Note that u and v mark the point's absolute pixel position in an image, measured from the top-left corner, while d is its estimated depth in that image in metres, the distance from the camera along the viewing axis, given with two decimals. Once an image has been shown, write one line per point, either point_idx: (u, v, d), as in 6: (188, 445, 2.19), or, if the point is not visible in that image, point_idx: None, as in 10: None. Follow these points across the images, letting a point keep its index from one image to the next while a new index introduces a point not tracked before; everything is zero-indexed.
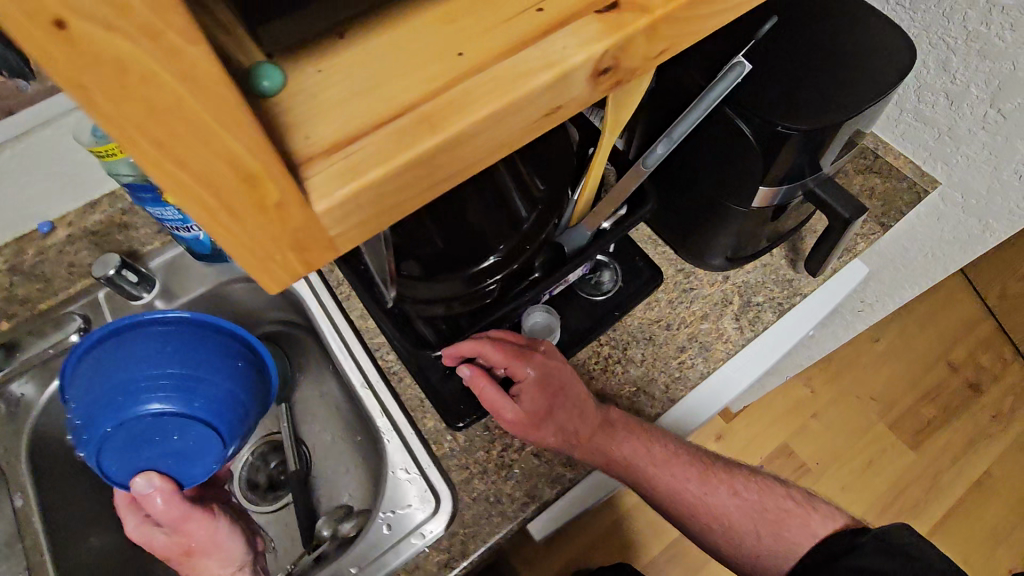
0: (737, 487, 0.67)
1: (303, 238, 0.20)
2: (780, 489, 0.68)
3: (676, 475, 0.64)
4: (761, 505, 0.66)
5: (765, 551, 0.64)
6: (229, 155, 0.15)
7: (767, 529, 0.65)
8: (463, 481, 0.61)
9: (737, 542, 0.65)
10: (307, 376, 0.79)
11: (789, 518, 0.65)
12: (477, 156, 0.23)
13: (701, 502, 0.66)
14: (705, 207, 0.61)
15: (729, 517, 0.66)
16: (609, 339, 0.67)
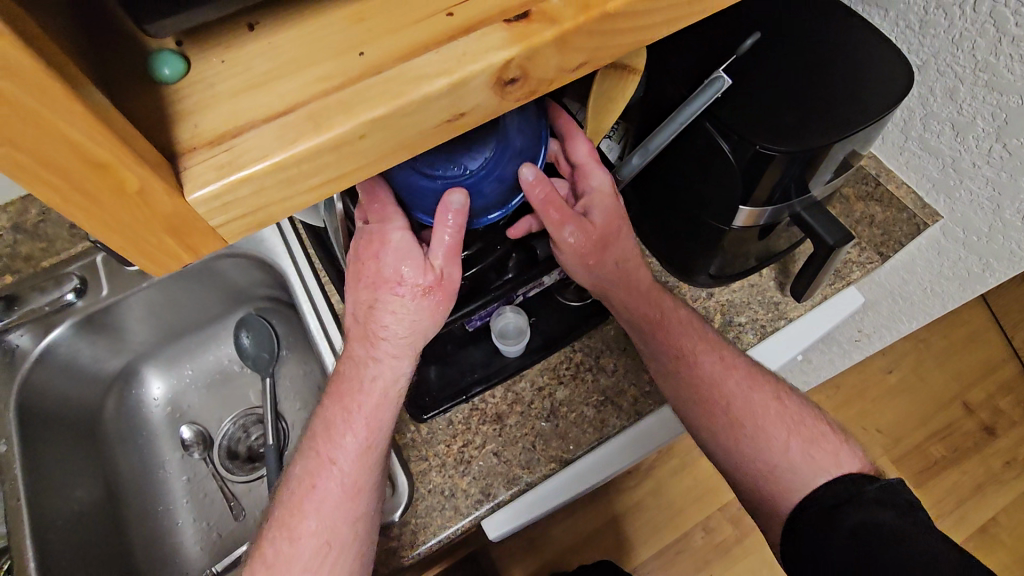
0: (780, 393, 0.56)
1: (178, 225, 0.21)
2: (818, 413, 0.56)
3: (723, 355, 0.56)
4: (799, 418, 0.55)
5: (780, 483, 0.52)
6: (68, 142, 0.17)
7: (799, 444, 0.53)
8: (420, 472, 0.61)
9: (764, 445, 0.53)
10: (293, 353, 0.80)
11: (824, 441, 0.53)
12: (371, 156, 0.23)
13: (738, 400, 0.55)
14: (687, 223, 0.60)
15: (767, 418, 0.54)
16: (583, 346, 0.66)
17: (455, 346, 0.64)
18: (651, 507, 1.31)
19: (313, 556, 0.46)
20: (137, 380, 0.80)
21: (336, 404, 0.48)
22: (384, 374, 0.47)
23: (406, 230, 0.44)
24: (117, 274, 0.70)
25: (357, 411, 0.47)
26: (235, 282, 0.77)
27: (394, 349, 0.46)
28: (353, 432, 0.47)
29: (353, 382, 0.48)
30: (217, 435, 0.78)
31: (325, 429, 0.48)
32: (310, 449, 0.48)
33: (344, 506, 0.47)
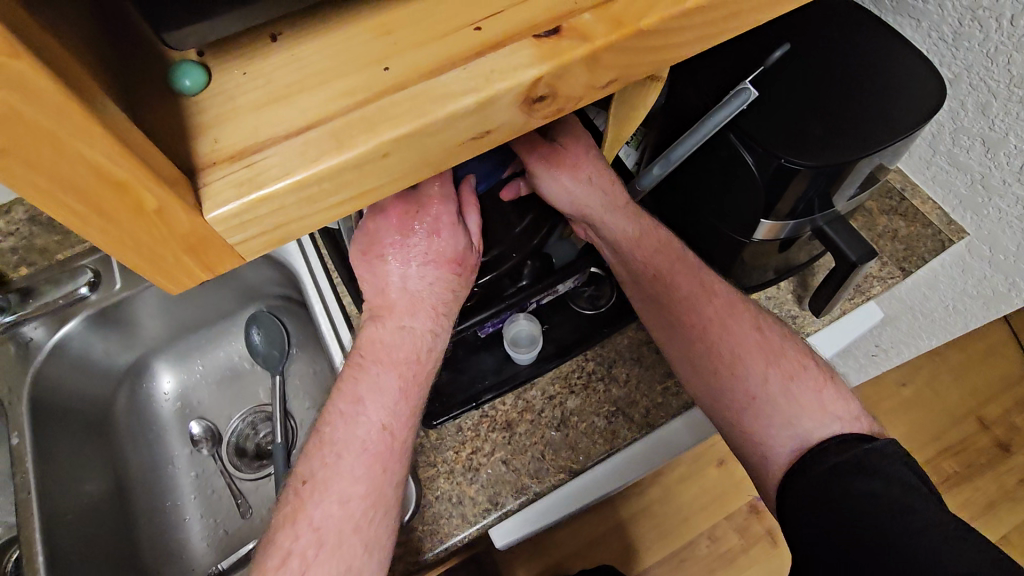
0: (760, 322, 0.55)
1: (197, 243, 0.21)
2: (801, 345, 0.54)
3: (704, 280, 0.55)
4: (781, 349, 0.53)
5: (762, 427, 0.51)
6: (87, 163, 0.17)
7: (780, 376, 0.52)
8: (429, 479, 0.60)
9: (742, 374, 0.52)
10: (303, 352, 0.80)
11: (804, 372, 0.52)
12: (395, 173, 0.22)
13: (716, 331, 0.54)
14: (706, 234, 0.59)
15: (747, 346, 0.53)
16: (595, 355, 0.66)
17: (466, 351, 0.63)
18: (657, 514, 1.30)
19: (362, 514, 0.43)
20: (147, 374, 0.80)
21: (364, 366, 0.45)
22: (433, 341, 0.46)
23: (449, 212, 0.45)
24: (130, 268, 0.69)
25: (405, 376, 0.45)
26: (247, 279, 0.77)
27: (432, 315, 0.46)
28: (401, 397, 0.45)
29: (399, 343, 0.45)
30: (225, 432, 0.78)
31: (369, 390, 0.44)
32: (348, 409, 0.44)
33: (389, 470, 0.44)
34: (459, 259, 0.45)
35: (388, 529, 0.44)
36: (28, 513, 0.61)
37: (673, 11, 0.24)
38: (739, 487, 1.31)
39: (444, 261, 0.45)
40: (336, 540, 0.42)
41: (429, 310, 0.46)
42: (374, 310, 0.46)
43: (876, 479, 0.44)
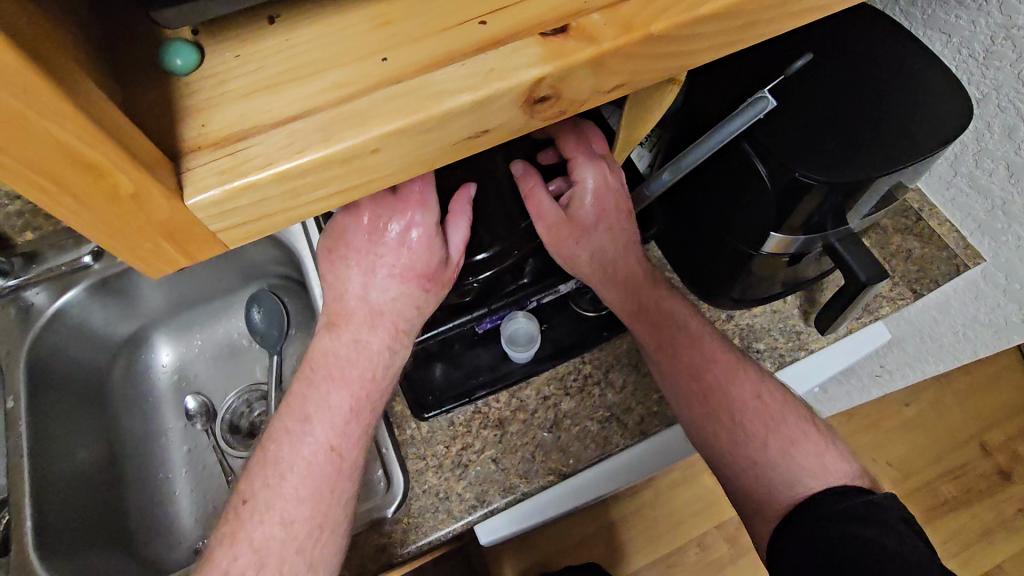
0: (762, 390, 0.56)
1: (176, 230, 0.20)
2: (802, 411, 0.56)
3: (706, 350, 0.57)
4: (779, 416, 0.55)
5: (763, 483, 0.53)
6: (60, 145, 0.16)
7: (778, 445, 0.54)
8: (417, 471, 0.60)
9: (744, 441, 0.54)
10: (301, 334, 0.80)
11: (802, 436, 0.54)
12: (386, 169, 0.22)
13: (720, 395, 0.55)
14: (713, 244, 0.58)
15: (748, 415, 0.55)
16: (593, 358, 0.65)
17: (463, 346, 0.63)
18: (647, 516, 1.31)
19: (308, 535, 0.44)
20: (145, 346, 0.80)
21: (308, 385, 0.46)
22: (388, 359, 0.47)
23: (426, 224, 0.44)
24: None
25: (355, 395, 0.46)
26: (252, 257, 0.78)
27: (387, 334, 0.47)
28: (353, 419, 0.46)
29: (354, 359, 0.46)
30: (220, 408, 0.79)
31: (318, 408, 0.45)
32: (296, 426, 0.45)
33: (337, 490, 0.45)
34: (427, 274, 0.45)
35: (334, 551, 0.45)
36: (19, 480, 0.61)
37: (687, 17, 0.23)
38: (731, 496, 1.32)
39: (412, 275, 0.45)
40: (276, 562, 0.43)
41: (385, 329, 0.47)
42: (330, 322, 0.47)
43: (875, 528, 0.47)
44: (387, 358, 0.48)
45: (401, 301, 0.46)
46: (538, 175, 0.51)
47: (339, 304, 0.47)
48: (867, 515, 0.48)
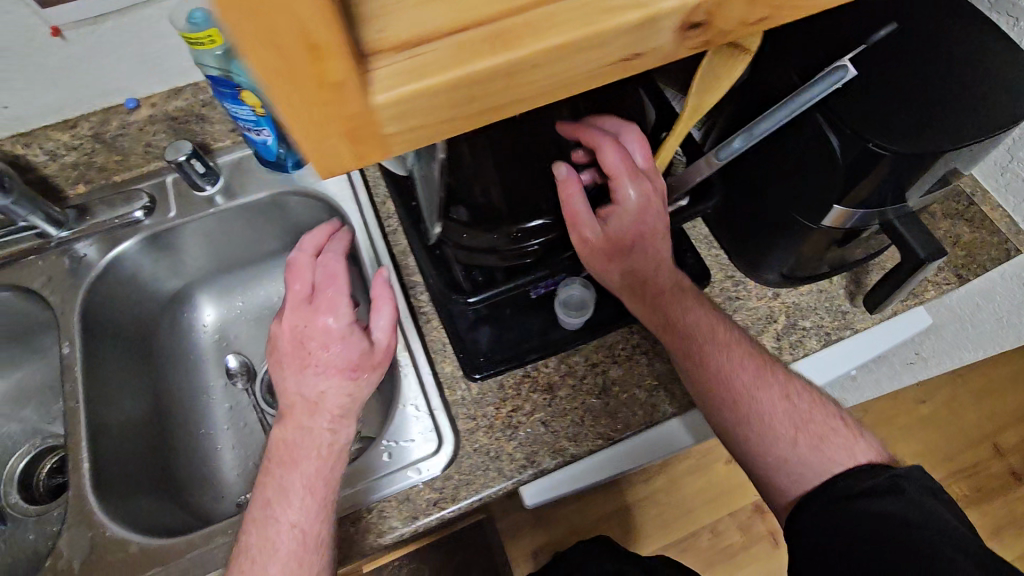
0: (789, 390, 0.58)
1: (358, 129, 0.21)
2: (830, 408, 0.58)
3: (733, 355, 0.58)
4: (807, 415, 0.57)
5: (795, 459, 0.55)
6: (299, 18, 0.16)
7: (806, 444, 0.55)
8: (441, 441, 0.61)
9: (773, 442, 0.56)
10: None
11: (833, 435, 0.56)
12: (545, 86, 0.23)
13: (748, 398, 0.57)
14: (771, 217, 0.58)
15: (774, 420, 0.57)
16: (641, 329, 0.66)
17: (513, 311, 0.65)
18: (664, 501, 1.34)
19: None
20: (189, 304, 0.81)
21: (274, 471, 0.55)
22: (331, 439, 0.56)
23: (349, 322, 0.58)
24: (185, 198, 0.75)
25: (311, 472, 0.54)
26: (303, 221, 0.80)
27: (329, 419, 0.56)
28: (309, 493, 0.53)
29: (306, 444, 0.55)
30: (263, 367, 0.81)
31: (280, 492, 0.53)
32: (261, 513, 0.53)
33: (306, 562, 0.51)
34: (351, 365, 0.57)
35: None
36: (76, 421, 0.63)
37: None
38: (746, 486, 1.34)
39: (336, 368, 0.56)
40: None
41: (326, 415, 0.56)
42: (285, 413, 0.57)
43: (903, 501, 0.50)
44: (330, 437, 0.56)
45: (335, 389, 0.56)
46: (578, 190, 0.52)
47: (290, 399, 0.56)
48: (890, 488, 0.51)
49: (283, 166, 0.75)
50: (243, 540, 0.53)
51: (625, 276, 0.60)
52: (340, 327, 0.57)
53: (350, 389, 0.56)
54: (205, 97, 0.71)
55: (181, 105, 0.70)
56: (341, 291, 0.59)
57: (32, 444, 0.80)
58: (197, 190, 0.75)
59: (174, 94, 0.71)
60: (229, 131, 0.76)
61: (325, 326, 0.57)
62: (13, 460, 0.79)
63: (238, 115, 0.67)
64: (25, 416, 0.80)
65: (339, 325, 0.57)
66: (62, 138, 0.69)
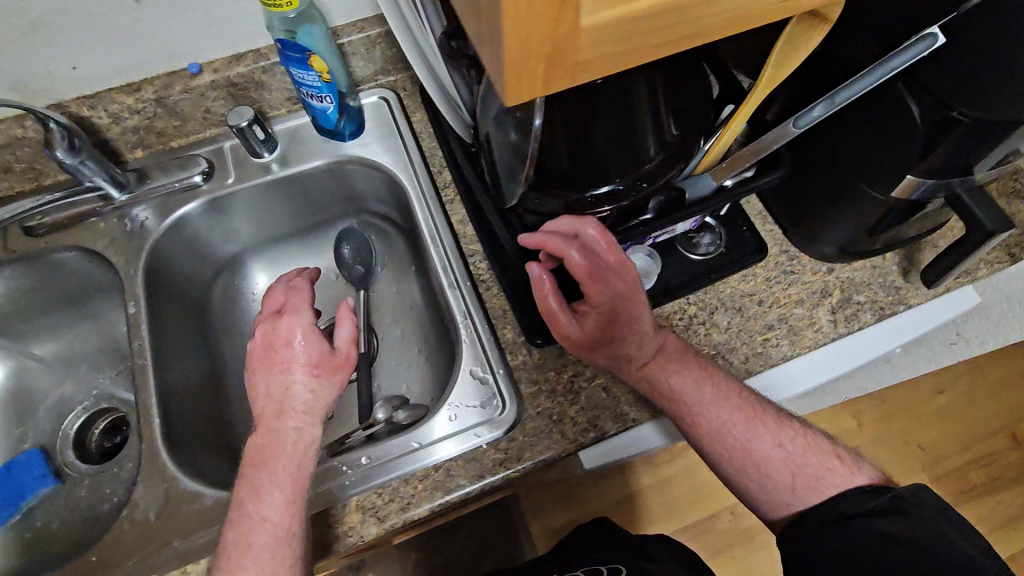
0: (782, 438, 0.60)
1: (559, 50, 0.24)
2: (825, 444, 0.61)
3: (726, 413, 0.59)
4: (802, 458, 0.60)
5: (797, 499, 0.59)
6: None
7: (803, 484, 0.59)
8: (467, 434, 0.61)
9: (770, 485, 0.60)
10: (387, 272, 0.87)
11: (829, 475, 0.59)
12: (702, 23, 0.26)
13: (743, 448, 0.60)
14: (836, 189, 0.59)
15: (768, 467, 0.60)
16: (697, 300, 0.67)
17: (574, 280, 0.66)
18: (686, 482, 1.36)
19: None
20: (242, 271, 0.82)
21: (253, 470, 0.57)
22: (299, 436, 0.58)
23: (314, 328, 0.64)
24: (243, 164, 0.76)
25: (283, 468, 0.55)
26: (359, 190, 0.82)
27: (300, 416, 0.59)
28: (280, 488, 0.54)
29: (280, 446, 0.57)
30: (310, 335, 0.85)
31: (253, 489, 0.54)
32: (246, 504, 0.54)
33: (284, 553, 0.51)
34: (316, 362, 0.62)
35: None
36: (145, 379, 0.64)
37: None
38: None
39: (302, 365, 0.62)
40: None
41: (293, 412, 0.59)
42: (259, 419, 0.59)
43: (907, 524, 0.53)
44: (298, 434, 0.58)
45: (303, 390, 0.60)
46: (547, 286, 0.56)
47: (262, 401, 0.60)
48: (893, 508, 0.55)
49: (341, 135, 0.76)
50: (223, 539, 0.53)
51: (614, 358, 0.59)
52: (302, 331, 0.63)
53: (315, 386, 0.61)
54: (267, 64, 0.72)
55: (243, 71, 0.71)
56: (305, 299, 0.66)
57: (89, 404, 0.82)
58: (255, 156, 0.75)
59: (236, 60, 0.71)
60: (286, 100, 0.77)
61: (290, 329, 0.63)
62: (70, 418, 0.81)
63: (303, 81, 0.67)
64: (78, 378, 0.82)
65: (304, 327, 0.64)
66: (128, 102, 0.69)
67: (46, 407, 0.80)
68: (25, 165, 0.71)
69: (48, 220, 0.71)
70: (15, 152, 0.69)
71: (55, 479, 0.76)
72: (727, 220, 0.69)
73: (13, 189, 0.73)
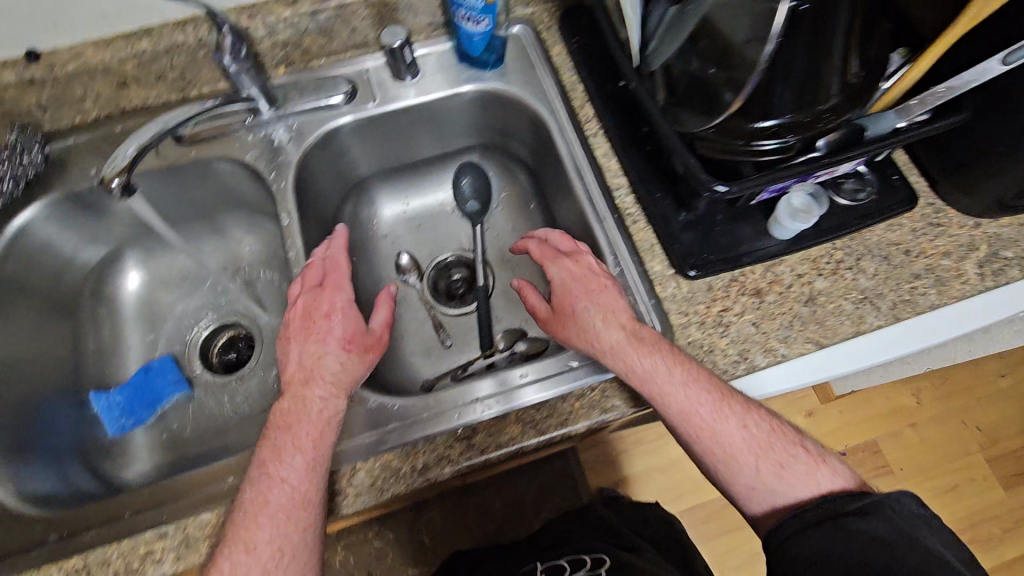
0: (749, 420, 0.56)
1: None
2: (789, 433, 0.56)
3: (692, 394, 0.56)
4: (767, 443, 0.55)
5: (763, 484, 0.54)
6: None
7: (769, 468, 0.54)
8: (514, 392, 0.61)
9: (737, 473, 0.54)
10: (503, 209, 0.87)
11: (796, 462, 0.54)
12: None
13: (708, 432, 0.55)
14: (1009, 139, 0.58)
15: (732, 451, 0.55)
16: (844, 246, 0.67)
17: (725, 218, 0.66)
18: None
19: (272, 558, 0.49)
20: (367, 199, 0.85)
21: (271, 433, 0.56)
22: (323, 405, 0.57)
23: (353, 309, 0.64)
24: (385, 87, 0.76)
25: (306, 433, 0.55)
26: (494, 123, 0.82)
27: (327, 389, 0.58)
28: (301, 449, 0.53)
29: (302, 415, 0.56)
30: (427, 266, 0.86)
31: (271, 452, 0.54)
32: (257, 472, 0.53)
33: (294, 516, 0.51)
34: (352, 342, 0.61)
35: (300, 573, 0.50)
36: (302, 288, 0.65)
37: None
38: None
39: (337, 343, 0.61)
40: None
41: (323, 383, 0.58)
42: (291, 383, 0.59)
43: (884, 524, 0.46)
44: (322, 405, 0.57)
45: (333, 365, 0.60)
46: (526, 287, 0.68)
47: (292, 369, 0.60)
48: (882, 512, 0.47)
49: (484, 63, 0.76)
50: (240, 496, 0.52)
51: (588, 341, 0.61)
52: (339, 310, 0.63)
53: (346, 360, 0.60)
54: None
55: None
56: (344, 275, 0.66)
57: (216, 318, 0.82)
58: (398, 80, 0.76)
59: None
60: (427, 25, 0.77)
61: (328, 304, 0.63)
62: (198, 328, 0.81)
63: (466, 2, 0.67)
64: (203, 293, 0.82)
65: (342, 305, 0.63)
66: (283, 14, 0.69)
67: (172, 318, 0.81)
68: (177, 73, 0.71)
69: (193, 130, 0.72)
70: (171, 58, 0.69)
71: (187, 386, 0.77)
72: (877, 169, 0.69)
73: (160, 98, 0.74)
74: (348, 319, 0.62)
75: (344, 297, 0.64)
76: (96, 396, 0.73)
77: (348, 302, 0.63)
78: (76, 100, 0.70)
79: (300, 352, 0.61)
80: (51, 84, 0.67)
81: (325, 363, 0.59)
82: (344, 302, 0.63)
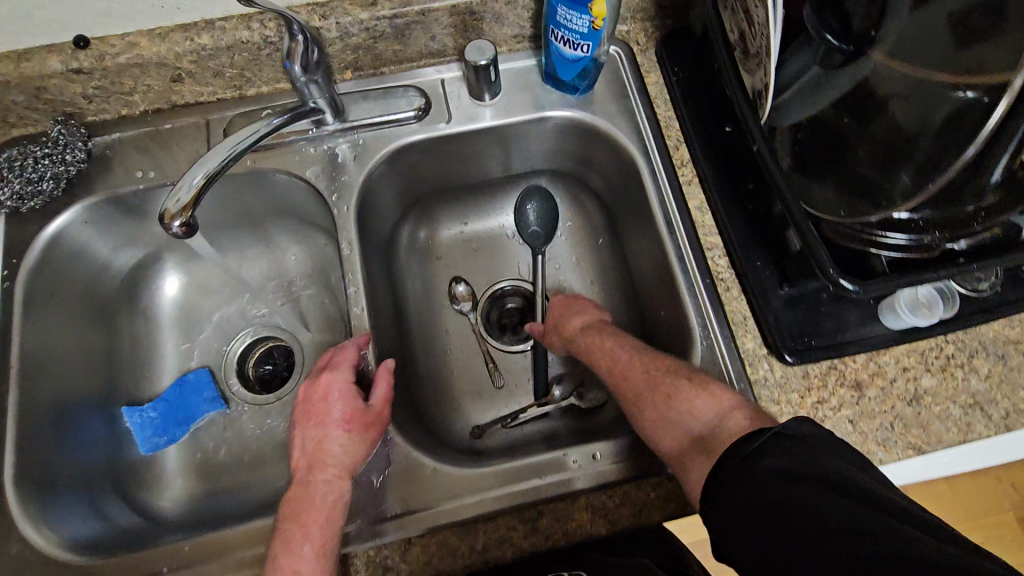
0: (653, 364, 0.58)
1: None
2: (690, 373, 0.56)
3: (612, 351, 0.62)
4: (664, 379, 0.56)
5: (660, 417, 0.55)
6: None
7: (661, 399, 0.55)
8: (556, 481, 0.56)
9: (640, 411, 0.56)
10: (567, 239, 0.80)
11: (680, 388, 0.54)
12: None
13: (619, 378, 0.60)
14: None
15: (636, 388, 0.58)
16: (956, 340, 0.61)
17: (830, 300, 0.59)
18: None
19: None
20: (424, 218, 0.79)
21: (279, 523, 0.51)
22: (329, 492, 0.52)
23: (351, 387, 0.58)
24: (460, 103, 0.69)
25: (312, 521, 0.50)
26: (570, 148, 0.74)
27: (329, 475, 0.53)
28: (308, 540, 0.49)
29: (308, 501, 0.51)
30: (481, 293, 0.79)
31: (279, 545, 0.49)
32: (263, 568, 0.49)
33: None
34: (352, 423, 0.55)
35: None
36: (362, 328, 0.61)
37: None
38: None
39: (335, 425, 0.55)
40: None
41: (326, 471, 0.53)
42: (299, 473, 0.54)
43: (787, 458, 0.42)
44: (326, 492, 0.52)
45: (334, 450, 0.54)
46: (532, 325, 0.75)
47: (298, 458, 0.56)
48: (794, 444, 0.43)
49: (572, 89, 0.69)
50: None
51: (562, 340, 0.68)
52: (335, 390, 0.57)
53: (347, 442, 0.54)
54: None
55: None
56: (345, 352, 0.60)
57: (253, 331, 0.76)
58: (476, 99, 0.69)
59: None
60: (512, 37, 0.69)
61: (323, 385, 0.58)
62: (235, 341, 0.76)
63: (568, 25, 0.59)
64: (243, 303, 0.77)
65: (339, 384, 0.58)
66: (360, 17, 0.62)
67: (209, 327, 0.75)
68: (235, 71, 0.64)
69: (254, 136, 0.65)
70: (232, 55, 0.62)
71: (223, 403, 0.72)
72: None
73: (215, 95, 0.67)
74: (344, 401, 0.56)
75: (338, 376, 0.58)
76: (129, 410, 0.69)
77: (344, 380, 0.58)
78: (125, 92, 0.64)
79: (303, 439, 0.56)
80: (100, 75, 0.61)
81: (327, 453, 0.54)
82: (339, 381, 0.58)
